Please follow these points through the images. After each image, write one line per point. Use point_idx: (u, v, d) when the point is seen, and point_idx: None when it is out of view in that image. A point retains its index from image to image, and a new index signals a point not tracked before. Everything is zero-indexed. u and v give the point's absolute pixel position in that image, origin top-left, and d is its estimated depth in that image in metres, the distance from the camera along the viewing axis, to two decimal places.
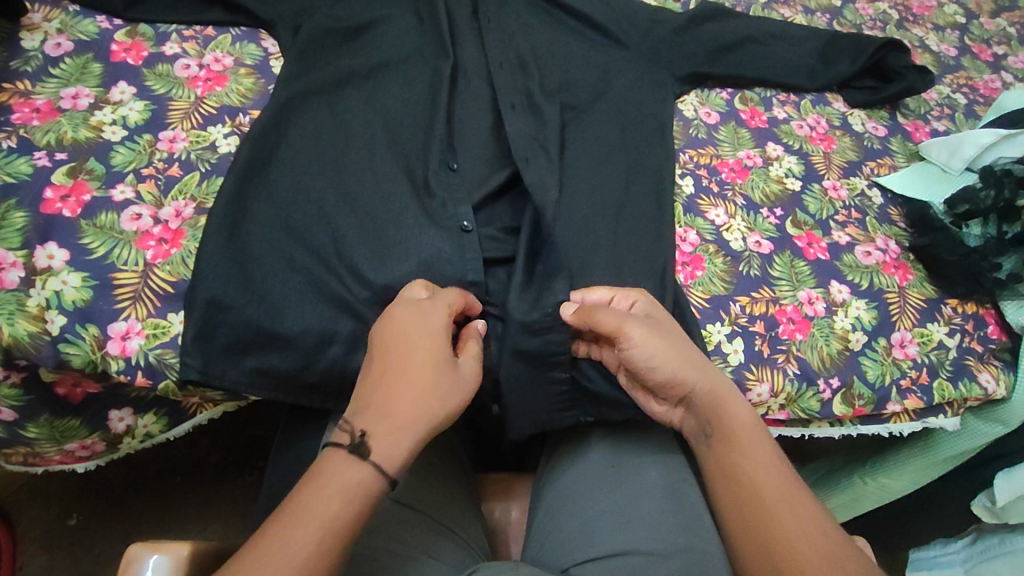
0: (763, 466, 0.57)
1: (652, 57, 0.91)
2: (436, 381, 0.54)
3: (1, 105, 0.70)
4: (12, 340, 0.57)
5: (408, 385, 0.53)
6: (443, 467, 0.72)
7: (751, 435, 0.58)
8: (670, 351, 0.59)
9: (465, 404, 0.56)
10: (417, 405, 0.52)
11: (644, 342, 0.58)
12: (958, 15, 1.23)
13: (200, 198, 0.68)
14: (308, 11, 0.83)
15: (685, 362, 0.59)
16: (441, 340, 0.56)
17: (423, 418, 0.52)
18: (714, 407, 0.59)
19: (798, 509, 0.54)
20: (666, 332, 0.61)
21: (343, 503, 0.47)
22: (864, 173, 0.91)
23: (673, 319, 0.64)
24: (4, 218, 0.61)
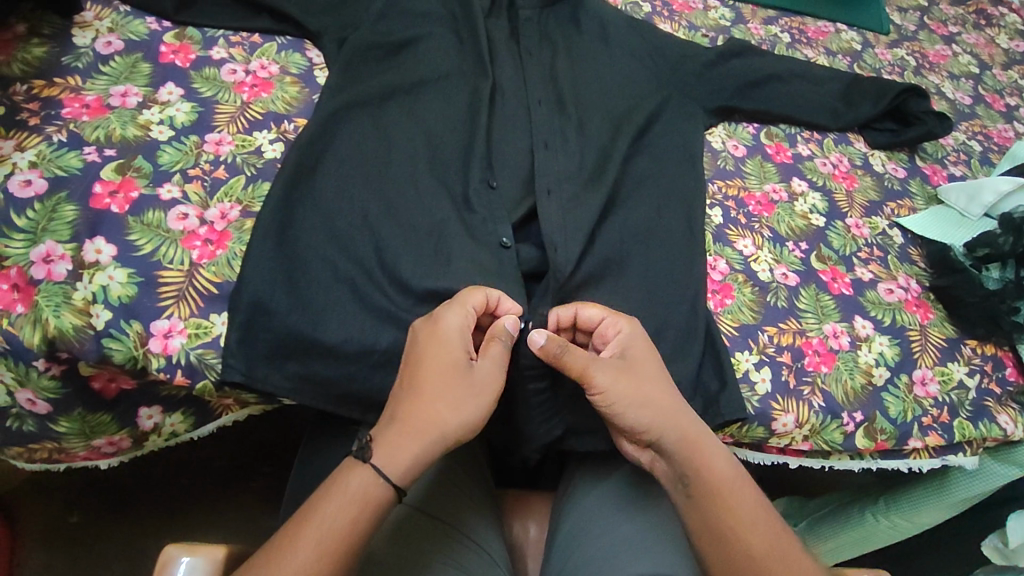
0: (744, 517, 0.58)
1: (685, 88, 0.93)
2: (444, 391, 0.57)
3: (51, 99, 0.71)
4: (57, 331, 0.58)
5: (418, 393, 0.57)
6: (466, 479, 0.73)
7: (731, 483, 0.60)
8: (639, 400, 0.60)
9: (484, 408, 0.58)
10: (424, 415, 0.56)
11: (612, 389, 0.60)
12: (972, 65, 1.27)
13: (246, 202, 0.69)
14: (353, 23, 0.84)
15: (660, 413, 0.60)
16: (455, 346, 0.59)
17: (431, 428, 0.56)
18: (688, 459, 0.60)
19: (773, 551, 0.57)
20: (638, 378, 0.61)
21: (342, 512, 0.52)
22: (885, 213, 0.93)
23: (654, 358, 0.64)
24: (55, 210, 0.62)
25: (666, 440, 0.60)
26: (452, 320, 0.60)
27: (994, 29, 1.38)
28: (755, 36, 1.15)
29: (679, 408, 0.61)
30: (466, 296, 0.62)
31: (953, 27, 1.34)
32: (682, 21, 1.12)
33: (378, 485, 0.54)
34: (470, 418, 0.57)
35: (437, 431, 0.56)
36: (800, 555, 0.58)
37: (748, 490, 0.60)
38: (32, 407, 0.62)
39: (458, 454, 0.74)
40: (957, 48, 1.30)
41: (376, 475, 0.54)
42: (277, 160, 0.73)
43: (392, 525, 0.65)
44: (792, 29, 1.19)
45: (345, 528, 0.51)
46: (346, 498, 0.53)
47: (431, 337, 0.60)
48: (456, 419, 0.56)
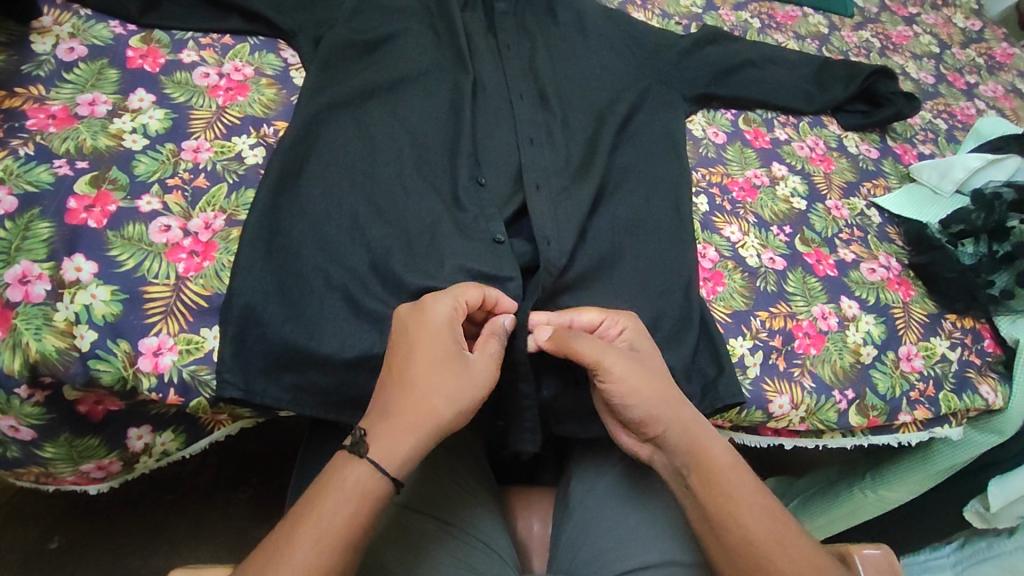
0: (744, 503, 0.58)
1: (664, 77, 0.93)
2: (439, 382, 0.56)
3: (14, 110, 0.67)
4: (39, 355, 0.55)
5: (409, 384, 0.55)
6: (468, 477, 0.72)
7: (731, 470, 0.59)
8: (642, 387, 0.60)
9: (477, 401, 0.57)
10: (418, 405, 0.55)
11: (618, 377, 0.60)
12: (933, 45, 1.30)
13: (230, 210, 0.67)
14: (327, 21, 0.82)
15: (661, 402, 0.60)
16: (447, 337, 0.58)
17: (425, 418, 0.55)
18: (689, 448, 0.60)
19: (774, 531, 0.57)
20: (641, 368, 0.62)
21: (338, 509, 0.50)
22: (862, 194, 0.95)
23: (657, 353, 0.65)
24: (29, 228, 0.59)
25: (666, 428, 0.60)
26: (442, 310, 0.59)
27: (951, 9, 1.42)
28: (727, 22, 1.16)
29: (679, 397, 0.62)
30: (459, 289, 0.62)
31: (912, 9, 1.38)
32: (654, 10, 1.12)
33: (374, 478, 0.52)
34: (464, 408, 0.56)
35: (432, 422, 0.55)
36: (803, 540, 0.57)
37: (747, 477, 0.60)
38: (14, 434, 0.59)
39: (458, 452, 0.73)
40: (918, 29, 1.33)
41: (372, 468, 0.52)
42: (259, 165, 0.71)
43: (395, 527, 0.64)
44: (761, 15, 1.20)
45: (341, 525, 0.50)
46: (343, 494, 0.51)
47: (421, 327, 0.58)
48: (450, 410, 0.55)
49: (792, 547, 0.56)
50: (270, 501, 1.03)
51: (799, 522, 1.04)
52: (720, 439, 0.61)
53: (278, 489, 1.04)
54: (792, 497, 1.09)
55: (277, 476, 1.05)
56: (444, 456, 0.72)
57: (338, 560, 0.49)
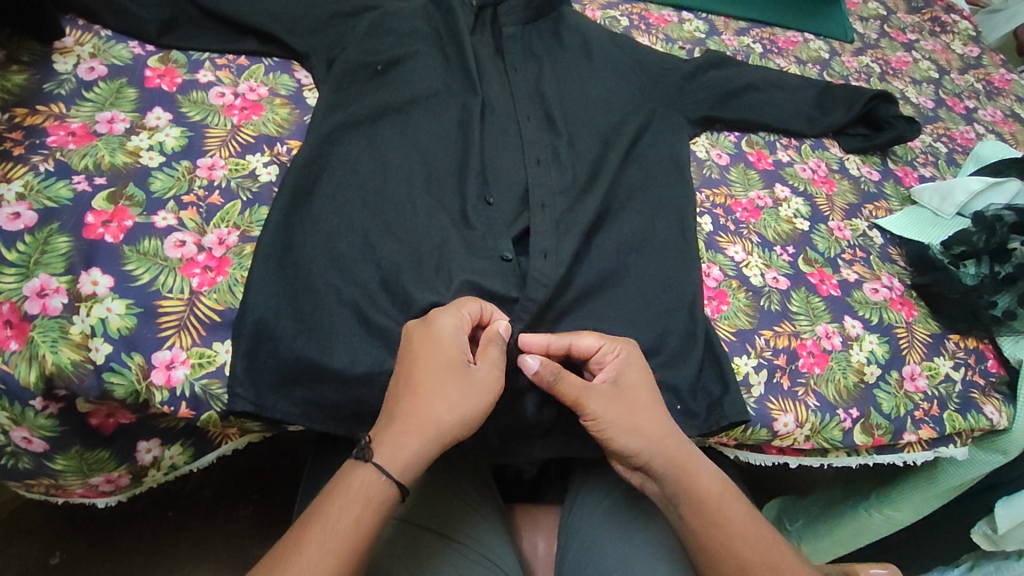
0: (736, 533, 0.59)
1: (668, 100, 0.95)
2: (442, 388, 0.56)
3: (35, 127, 0.69)
4: (55, 368, 0.56)
5: (415, 394, 0.56)
6: (474, 494, 0.72)
7: (720, 498, 0.60)
8: (632, 423, 0.60)
9: (481, 409, 0.57)
10: (423, 411, 0.55)
11: (602, 415, 0.60)
12: (932, 71, 1.33)
13: (244, 226, 0.68)
14: (340, 44, 0.84)
15: (648, 437, 0.60)
16: (452, 347, 0.58)
17: (429, 427, 0.55)
18: (678, 481, 0.60)
19: (763, 556, 0.59)
20: (630, 404, 0.62)
21: (345, 512, 0.51)
22: (864, 215, 0.97)
23: (646, 380, 0.64)
24: (47, 242, 0.61)
25: (656, 463, 0.60)
26: (446, 323, 0.59)
27: (949, 36, 1.44)
28: (729, 47, 1.18)
29: (669, 430, 0.61)
30: (462, 304, 0.63)
31: (911, 35, 1.41)
32: (658, 34, 1.15)
33: (380, 482, 0.53)
34: (469, 416, 0.56)
35: (436, 430, 0.55)
36: (793, 562, 0.60)
37: (737, 505, 0.60)
38: (28, 446, 0.59)
39: (465, 469, 0.73)
40: (917, 55, 1.35)
41: (378, 472, 0.53)
42: (273, 183, 0.72)
43: (400, 544, 0.64)
44: (763, 40, 1.23)
45: (347, 530, 0.51)
46: (349, 498, 0.52)
47: (426, 337, 0.59)
48: (452, 418, 0.56)
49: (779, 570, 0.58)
50: (272, 517, 1.03)
51: (805, 545, 1.03)
52: (709, 467, 0.62)
53: (280, 506, 1.04)
54: (796, 517, 1.08)
55: (280, 493, 1.05)
56: (451, 472, 0.72)
57: (345, 564, 0.50)
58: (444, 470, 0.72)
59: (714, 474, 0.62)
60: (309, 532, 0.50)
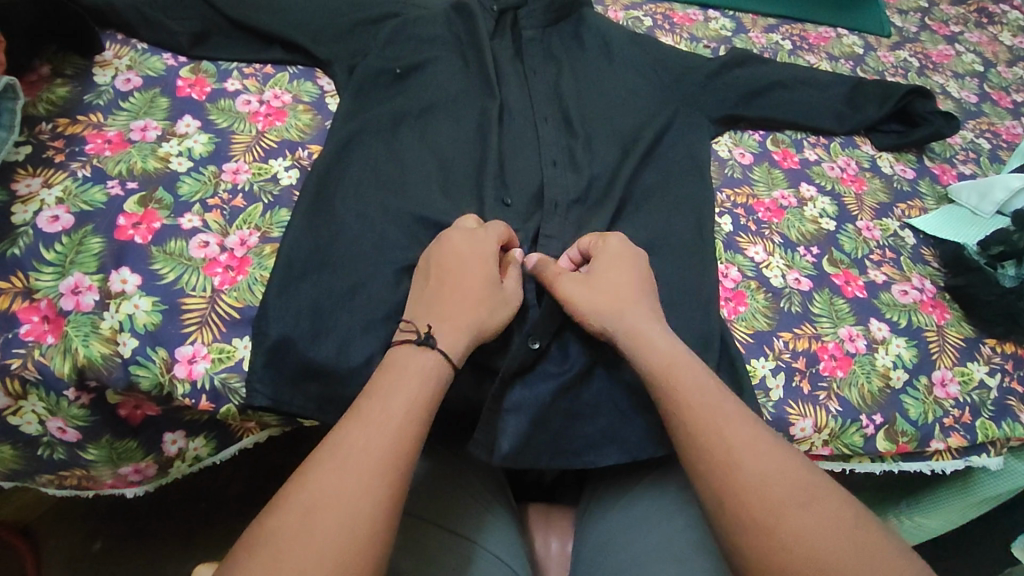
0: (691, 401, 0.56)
1: (690, 100, 0.94)
2: (484, 291, 0.63)
3: (75, 136, 0.73)
4: (86, 360, 0.60)
5: (456, 295, 0.62)
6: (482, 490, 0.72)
7: (673, 362, 0.59)
8: (593, 303, 0.65)
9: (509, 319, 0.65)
10: (470, 304, 0.61)
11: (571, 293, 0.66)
12: (977, 64, 1.27)
13: (264, 228, 0.71)
14: (362, 51, 0.86)
15: (608, 309, 0.64)
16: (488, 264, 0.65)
17: (474, 324, 0.61)
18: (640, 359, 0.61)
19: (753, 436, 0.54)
20: (595, 281, 0.66)
21: (388, 416, 0.51)
22: (895, 215, 0.93)
23: (628, 264, 0.68)
24: (81, 243, 0.65)
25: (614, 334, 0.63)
26: (485, 241, 0.66)
27: (997, 27, 1.38)
28: (757, 45, 1.16)
29: (628, 308, 0.64)
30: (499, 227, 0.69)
31: (954, 27, 1.35)
32: (683, 34, 1.14)
33: (418, 394, 0.54)
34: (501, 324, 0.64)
35: (480, 327, 0.61)
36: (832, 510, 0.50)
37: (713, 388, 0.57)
38: (62, 435, 0.63)
39: (476, 465, 0.74)
40: (960, 47, 1.30)
41: (429, 355, 0.57)
42: (293, 186, 0.75)
43: (404, 537, 0.64)
44: (793, 37, 1.20)
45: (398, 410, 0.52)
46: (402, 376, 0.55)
47: (466, 249, 0.65)
48: (492, 324, 0.63)
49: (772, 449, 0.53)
50: None
51: None
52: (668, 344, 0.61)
53: None
54: None
55: None
56: (460, 469, 0.73)
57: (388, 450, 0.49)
58: (453, 466, 0.73)
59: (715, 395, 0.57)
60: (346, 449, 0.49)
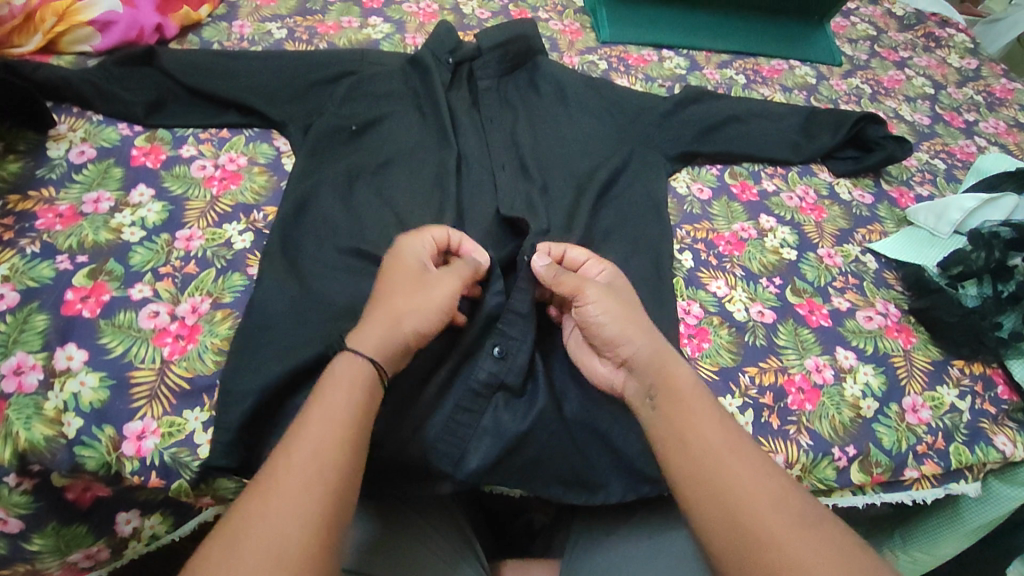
0: (693, 416, 0.58)
1: (646, 139, 0.95)
2: (403, 292, 0.63)
3: (26, 212, 0.73)
4: (29, 444, 0.59)
5: (383, 297, 0.63)
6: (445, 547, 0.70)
7: (691, 392, 0.60)
8: (626, 317, 0.64)
9: (432, 309, 0.63)
10: (384, 303, 0.62)
11: (599, 302, 0.65)
12: (927, 87, 1.30)
13: (217, 294, 0.70)
14: (317, 111, 0.87)
15: (636, 327, 0.64)
16: (409, 263, 0.65)
17: (390, 322, 0.61)
18: (657, 371, 0.61)
19: (748, 457, 0.55)
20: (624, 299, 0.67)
21: (319, 425, 0.53)
22: (856, 240, 0.94)
23: (634, 295, 0.70)
24: (26, 321, 0.64)
25: (641, 351, 0.62)
26: (412, 247, 0.67)
27: (945, 50, 1.42)
28: (711, 81, 1.19)
29: (650, 331, 0.65)
30: (427, 229, 0.69)
31: (903, 53, 1.39)
32: (638, 74, 1.16)
33: (353, 400, 0.56)
34: (424, 313, 0.62)
35: (398, 325, 0.61)
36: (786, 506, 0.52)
37: (709, 403, 0.59)
38: (3, 527, 0.61)
39: (436, 518, 0.72)
40: (910, 72, 1.33)
41: (354, 357, 0.58)
42: (247, 250, 0.75)
43: None
44: (746, 71, 1.23)
45: (337, 415, 0.54)
46: (341, 385, 0.56)
47: (395, 257, 0.66)
48: (412, 315, 0.62)
49: (762, 472, 0.54)
50: None
51: None
52: (686, 366, 0.63)
53: None
54: None
55: None
56: (420, 524, 0.71)
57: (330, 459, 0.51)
58: (412, 522, 0.70)
59: (717, 414, 0.58)
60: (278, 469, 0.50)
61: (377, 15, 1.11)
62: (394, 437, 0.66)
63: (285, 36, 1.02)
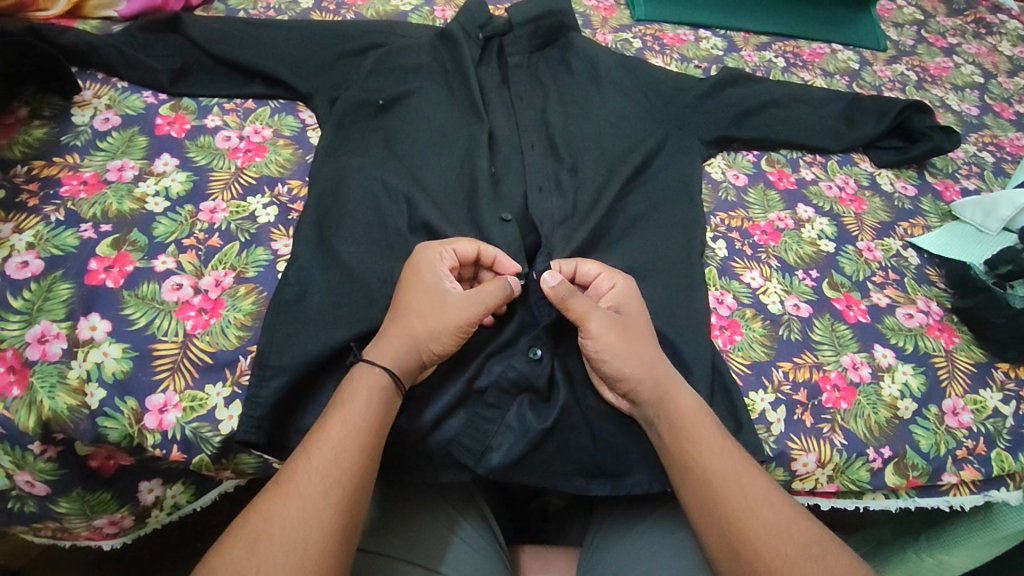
0: (701, 446, 0.57)
1: (682, 122, 0.91)
2: (419, 304, 0.62)
3: (51, 178, 0.72)
4: (52, 413, 0.58)
5: (399, 308, 0.62)
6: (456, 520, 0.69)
7: (694, 415, 0.59)
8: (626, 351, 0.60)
9: (446, 326, 0.61)
10: (401, 319, 0.61)
11: (602, 335, 0.61)
12: (976, 75, 1.25)
13: (240, 268, 0.69)
14: (344, 83, 0.85)
15: (639, 359, 0.60)
16: (425, 274, 0.64)
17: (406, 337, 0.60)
18: (658, 404, 0.59)
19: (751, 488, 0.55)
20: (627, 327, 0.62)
21: (339, 434, 0.53)
22: (898, 234, 0.90)
23: (643, 313, 0.66)
24: (50, 290, 0.63)
25: (642, 386, 0.60)
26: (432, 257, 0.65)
27: (996, 37, 1.35)
28: (750, 63, 1.15)
29: (656, 360, 0.61)
30: (453, 241, 0.67)
31: (952, 39, 1.32)
32: (673, 54, 1.12)
33: (370, 407, 0.56)
34: (439, 329, 0.60)
35: (412, 340, 0.60)
36: (795, 517, 0.54)
37: (710, 427, 0.59)
38: (31, 489, 0.60)
39: (448, 493, 0.71)
40: (959, 59, 1.27)
41: (370, 366, 0.58)
42: (271, 224, 0.73)
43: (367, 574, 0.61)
44: (786, 54, 1.18)
45: (360, 422, 0.54)
46: (361, 394, 0.56)
47: (413, 267, 0.65)
48: (425, 332, 0.60)
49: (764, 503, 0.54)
50: None
51: None
52: (689, 392, 0.61)
53: None
54: None
55: None
56: (429, 496, 0.70)
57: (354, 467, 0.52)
58: (422, 495, 0.70)
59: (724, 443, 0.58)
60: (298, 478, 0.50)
61: None
62: (419, 418, 0.65)
63: (312, 6, 1.00)
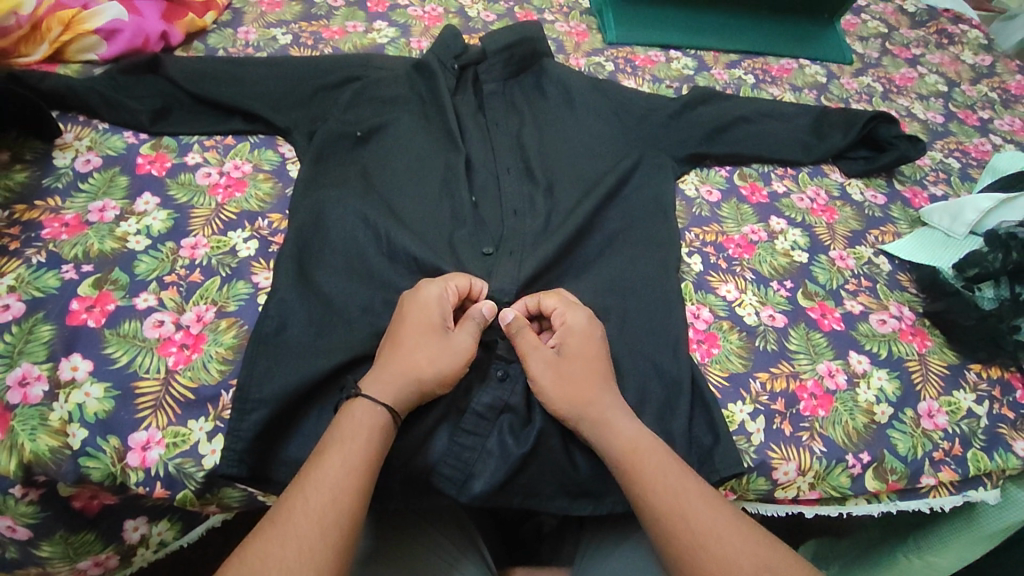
0: (652, 477, 0.57)
1: (654, 141, 0.93)
2: (425, 344, 0.63)
3: (32, 222, 0.73)
4: (34, 455, 0.58)
5: (403, 344, 0.63)
6: (449, 546, 0.70)
7: (640, 447, 0.60)
8: (566, 389, 0.63)
9: (456, 369, 0.63)
10: (407, 357, 0.62)
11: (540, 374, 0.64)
12: (940, 84, 1.28)
13: (221, 302, 0.70)
14: (322, 117, 0.87)
15: (579, 401, 0.63)
16: (433, 312, 0.65)
17: (415, 377, 0.61)
18: (602, 440, 0.61)
19: (709, 510, 0.56)
20: (568, 366, 0.65)
21: (339, 467, 0.54)
22: (869, 242, 0.92)
23: (596, 348, 0.67)
24: (31, 332, 0.64)
25: (582, 425, 0.62)
26: (432, 292, 0.66)
27: (958, 47, 1.39)
28: (720, 81, 1.18)
29: (600, 397, 0.63)
30: (450, 277, 0.69)
31: (916, 50, 1.36)
32: (645, 75, 1.15)
33: (369, 441, 0.57)
34: (448, 371, 0.63)
35: (420, 379, 0.61)
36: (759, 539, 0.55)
37: (660, 456, 0.59)
38: (12, 534, 0.60)
39: (441, 520, 0.72)
40: (923, 70, 1.31)
41: (376, 405, 0.59)
42: (252, 258, 0.74)
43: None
44: (755, 70, 1.22)
45: (359, 454, 0.55)
46: (360, 428, 0.57)
47: (412, 302, 0.66)
48: (435, 372, 0.62)
49: (726, 527, 0.55)
50: None
51: None
52: (634, 423, 0.62)
53: None
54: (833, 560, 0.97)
55: None
56: (422, 524, 0.70)
57: (355, 499, 0.53)
58: (415, 521, 0.70)
59: (676, 472, 0.58)
60: (248, 561, 0.48)
61: (381, 19, 1.10)
62: (402, 444, 0.65)
63: (290, 42, 1.02)
